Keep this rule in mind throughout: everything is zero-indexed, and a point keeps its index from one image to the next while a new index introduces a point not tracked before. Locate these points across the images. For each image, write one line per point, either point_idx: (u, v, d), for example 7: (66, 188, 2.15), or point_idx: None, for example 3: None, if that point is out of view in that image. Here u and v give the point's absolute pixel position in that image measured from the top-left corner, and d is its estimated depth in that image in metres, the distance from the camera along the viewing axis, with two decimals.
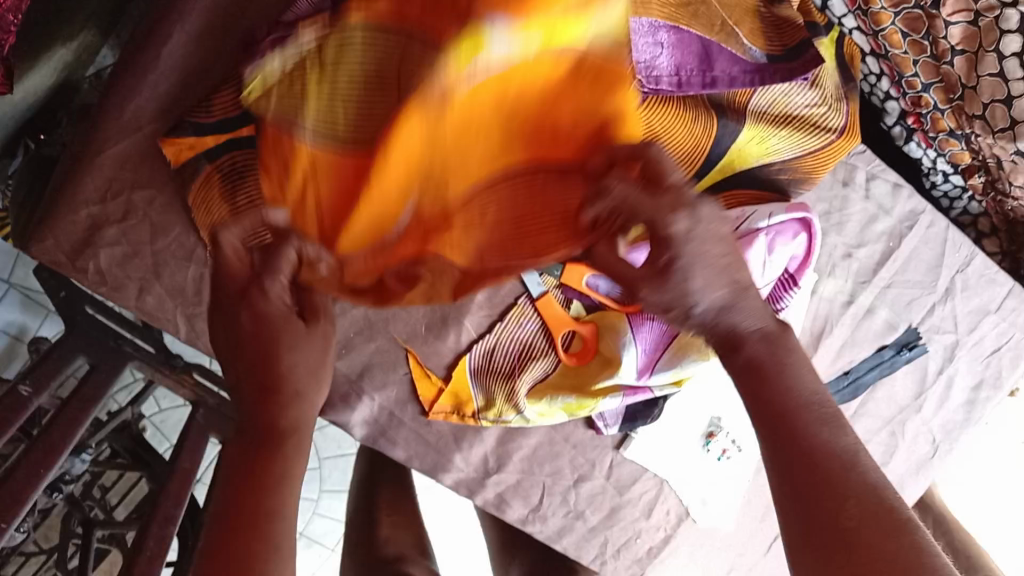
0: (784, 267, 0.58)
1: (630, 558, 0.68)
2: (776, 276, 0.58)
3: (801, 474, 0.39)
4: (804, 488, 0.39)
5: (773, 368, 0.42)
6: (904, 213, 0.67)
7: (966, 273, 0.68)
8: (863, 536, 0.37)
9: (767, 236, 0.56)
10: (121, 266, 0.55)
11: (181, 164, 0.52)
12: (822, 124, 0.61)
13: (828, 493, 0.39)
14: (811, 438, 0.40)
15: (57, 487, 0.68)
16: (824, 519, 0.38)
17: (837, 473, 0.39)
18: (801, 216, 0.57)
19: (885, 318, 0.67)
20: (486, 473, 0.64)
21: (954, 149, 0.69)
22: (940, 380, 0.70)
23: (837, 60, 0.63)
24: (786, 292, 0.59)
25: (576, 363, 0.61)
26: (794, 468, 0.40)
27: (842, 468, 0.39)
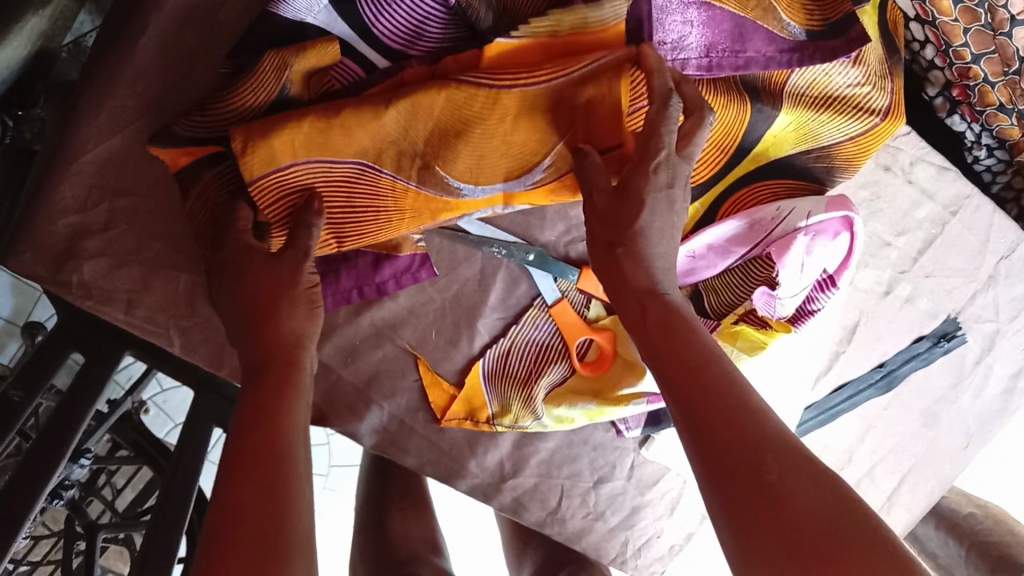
0: (822, 270, 0.54)
1: (652, 556, 0.66)
2: (813, 279, 0.54)
3: (717, 429, 0.36)
4: (721, 450, 0.36)
5: (682, 325, 0.41)
6: (949, 199, 0.62)
7: (1011, 259, 0.64)
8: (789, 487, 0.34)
9: (806, 237, 0.52)
10: (107, 278, 0.51)
11: (177, 169, 0.48)
12: (864, 109, 0.54)
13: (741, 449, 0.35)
14: (718, 384, 0.38)
15: (56, 494, 0.65)
16: (742, 479, 0.35)
17: (747, 420, 0.36)
18: (843, 214, 0.52)
19: (923, 308, 0.63)
20: (502, 477, 0.61)
21: (1004, 124, 0.63)
22: (977, 371, 0.66)
23: (881, 30, 0.56)
24: (822, 293, 0.55)
25: (593, 371, 0.58)
26: (711, 429, 0.36)
27: (756, 420, 0.36)
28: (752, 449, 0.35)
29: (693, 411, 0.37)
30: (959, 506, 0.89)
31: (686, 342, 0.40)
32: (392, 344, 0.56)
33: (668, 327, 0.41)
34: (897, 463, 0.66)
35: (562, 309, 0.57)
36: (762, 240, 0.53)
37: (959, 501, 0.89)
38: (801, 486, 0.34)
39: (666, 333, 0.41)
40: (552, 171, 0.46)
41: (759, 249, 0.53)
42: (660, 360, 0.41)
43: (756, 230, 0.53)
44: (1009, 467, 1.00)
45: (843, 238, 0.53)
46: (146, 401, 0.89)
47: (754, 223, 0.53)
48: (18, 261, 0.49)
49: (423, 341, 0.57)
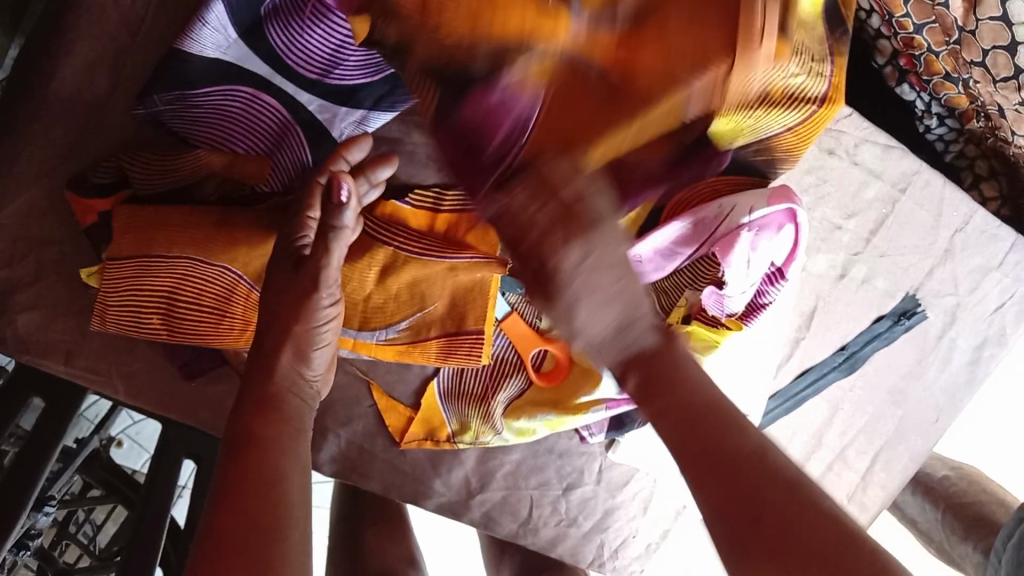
0: (769, 264, 0.53)
1: (630, 556, 0.66)
2: (762, 273, 0.53)
3: (726, 483, 0.31)
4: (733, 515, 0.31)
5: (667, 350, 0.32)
6: (897, 176, 0.61)
7: (965, 232, 0.63)
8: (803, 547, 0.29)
9: (749, 232, 0.51)
10: (43, 330, 0.49)
11: (88, 224, 0.47)
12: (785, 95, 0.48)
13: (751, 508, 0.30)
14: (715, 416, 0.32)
15: (21, 545, 0.63)
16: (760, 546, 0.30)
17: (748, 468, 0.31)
18: (787, 207, 0.50)
19: (882, 287, 0.63)
20: (469, 494, 0.60)
21: (951, 93, 0.62)
22: (941, 345, 0.65)
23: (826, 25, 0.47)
24: (772, 286, 0.54)
25: (551, 382, 0.57)
26: (716, 478, 0.31)
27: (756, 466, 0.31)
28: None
29: (689, 442, 0.32)
30: (934, 470, 0.89)
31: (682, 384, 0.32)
32: (344, 372, 0.56)
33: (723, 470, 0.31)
34: (869, 443, 0.66)
35: (513, 323, 0.56)
36: (706, 239, 0.52)
37: (934, 465, 0.89)
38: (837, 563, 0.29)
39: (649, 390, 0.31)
40: (407, 333, 0.52)
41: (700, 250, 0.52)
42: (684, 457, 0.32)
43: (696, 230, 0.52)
44: (983, 426, 1.00)
45: (787, 231, 0.52)
46: (116, 436, 0.88)
47: (692, 224, 0.52)
48: None
49: (375, 366, 0.57)
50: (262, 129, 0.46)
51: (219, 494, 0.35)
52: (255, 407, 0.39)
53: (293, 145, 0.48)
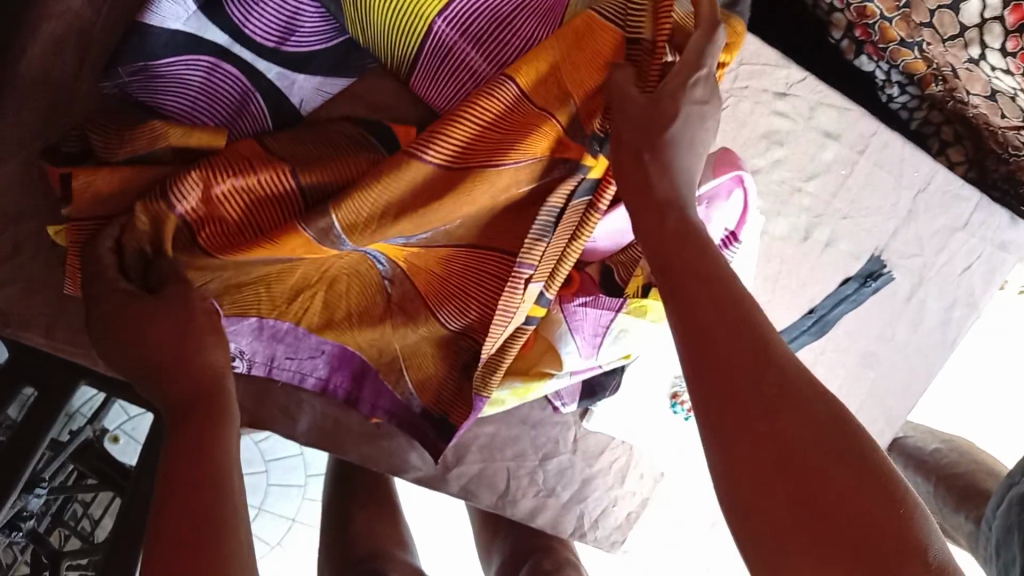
0: (723, 229, 0.53)
1: (610, 526, 0.66)
2: (718, 238, 0.53)
3: (728, 367, 0.32)
4: (733, 401, 0.31)
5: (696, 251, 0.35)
6: (855, 138, 0.63)
7: (928, 192, 0.64)
8: (797, 438, 0.30)
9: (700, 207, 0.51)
10: (24, 303, 0.51)
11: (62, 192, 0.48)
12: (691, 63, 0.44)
13: (759, 396, 0.31)
14: (736, 328, 0.33)
15: (14, 526, 0.65)
16: (755, 426, 0.31)
17: (753, 357, 0.32)
18: (734, 175, 0.51)
19: (846, 250, 0.64)
20: (446, 467, 0.62)
21: (908, 59, 0.63)
22: (910, 306, 0.66)
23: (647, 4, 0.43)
24: (728, 249, 0.55)
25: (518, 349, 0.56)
26: (721, 365, 0.32)
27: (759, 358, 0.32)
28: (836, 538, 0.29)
29: (700, 336, 0.33)
30: (926, 444, 0.88)
31: (715, 311, 0.33)
32: None
33: (720, 353, 0.32)
34: None
35: None
36: None
37: (925, 439, 0.88)
38: (831, 454, 0.30)
39: (640, 210, 0.38)
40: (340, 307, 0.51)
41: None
42: (685, 327, 0.34)
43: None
44: (970, 400, 1.00)
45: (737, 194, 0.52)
46: (111, 430, 0.89)
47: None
48: None
49: None
50: (224, 98, 0.49)
51: (164, 500, 0.35)
52: (192, 397, 0.40)
53: (255, 113, 0.50)
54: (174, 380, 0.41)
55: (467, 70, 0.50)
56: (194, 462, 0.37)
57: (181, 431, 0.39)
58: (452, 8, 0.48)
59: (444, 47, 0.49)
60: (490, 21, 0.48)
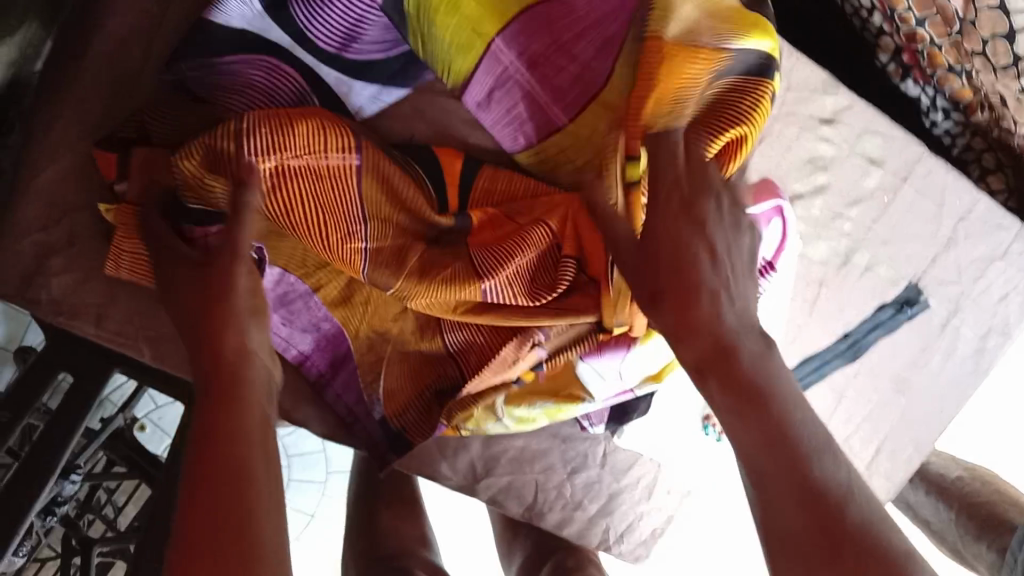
0: (760, 258, 0.52)
1: (635, 541, 0.66)
2: (755, 267, 0.52)
3: (781, 449, 0.35)
4: (788, 483, 0.34)
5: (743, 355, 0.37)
6: (899, 165, 0.63)
7: (969, 221, 0.65)
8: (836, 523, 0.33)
9: None
10: (75, 292, 0.52)
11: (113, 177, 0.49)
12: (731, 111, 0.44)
13: (809, 493, 0.34)
14: (787, 429, 0.35)
15: (50, 511, 0.66)
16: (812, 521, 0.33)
17: (798, 448, 0.35)
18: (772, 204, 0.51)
19: (885, 275, 0.64)
20: (475, 479, 0.62)
21: (954, 85, 0.64)
22: (945, 333, 0.66)
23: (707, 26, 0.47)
24: (764, 279, 0.54)
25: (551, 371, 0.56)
26: (775, 452, 0.35)
27: (807, 452, 0.35)
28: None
29: (750, 421, 0.35)
30: (949, 470, 0.88)
31: (771, 409, 0.35)
32: None
33: (785, 472, 0.34)
34: (874, 431, 0.66)
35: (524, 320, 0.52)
36: None
37: (948, 466, 0.88)
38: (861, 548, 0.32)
39: (683, 301, 0.38)
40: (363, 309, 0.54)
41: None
42: (740, 427, 0.36)
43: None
44: (994, 428, 1.00)
45: (774, 225, 0.49)
46: (139, 418, 0.90)
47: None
48: None
49: None
50: (282, 96, 0.50)
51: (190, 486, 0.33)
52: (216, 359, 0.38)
53: None
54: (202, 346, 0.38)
55: (519, 91, 0.50)
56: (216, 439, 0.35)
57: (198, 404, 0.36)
58: (514, 27, 0.49)
59: (499, 66, 0.50)
60: (550, 43, 0.49)
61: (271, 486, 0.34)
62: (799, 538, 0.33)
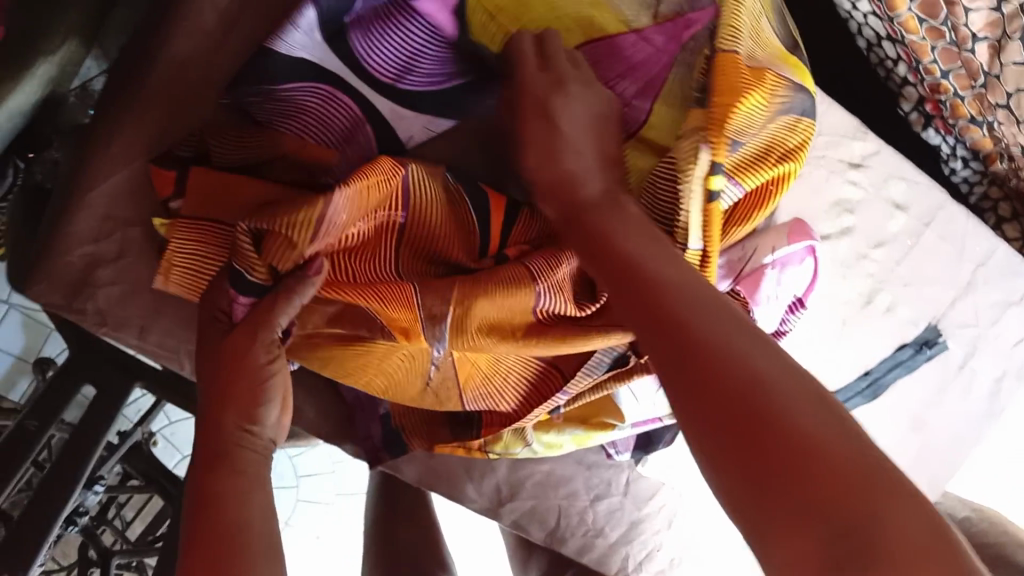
0: (792, 295, 0.54)
1: (653, 569, 0.67)
2: (786, 302, 0.54)
3: (698, 375, 0.32)
4: (705, 405, 0.32)
5: (634, 265, 0.38)
6: (922, 211, 0.64)
7: (987, 267, 0.66)
8: (762, 425, 0.30)
9: (774, 270, 0.52)
10: (120, 305, 0.53)
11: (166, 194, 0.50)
12: (784, 147, 0.48)
13: (730, 408, 0.31)
14: (705, 350, 0.33)
15: (71, 521, 0.66)
16: (731, 431, 0.31)
17: (723, 361, 0.32)
18: (806, 242, 0.52)
19: (906, 316, 0.65)
20: (499, 501, 0.62)
21: (975, 135, 0.66)
22: (962, 375, 0.68)
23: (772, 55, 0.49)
24: (792, 315, 0.55)
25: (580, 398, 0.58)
26: (693, 382, 0.32)
27: (724, 360, 0.32)
28: (732, 393, 0.31)
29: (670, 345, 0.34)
30: (956, 511, 0.89)
31: (684, 328, 0.34)
32: None
33: (702, 382, 0.32)
34: None
35: None
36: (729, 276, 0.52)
37: (955, 507, 0.89)
38: (790, 411, 0.30)
39: (587, 241, 0.41)
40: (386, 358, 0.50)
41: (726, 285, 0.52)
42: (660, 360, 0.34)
43: (725, 269, 0.52)
44: None
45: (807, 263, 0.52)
46: (153, 433, 0.90)
47: (722, 260, 0.52)
48: (35, 291, 0.51)
49: None
50: (335, 121, 0.50)
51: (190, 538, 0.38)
52: (224, 395, 0.43)
53: (361, 141, 0.52)
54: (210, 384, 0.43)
55: None
56: (212, 481, 0.40)
57: (210, 436, 0.42)
58: None
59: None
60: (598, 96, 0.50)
61: (268, 533, 0.39)
62: (689, 393, 0.32)
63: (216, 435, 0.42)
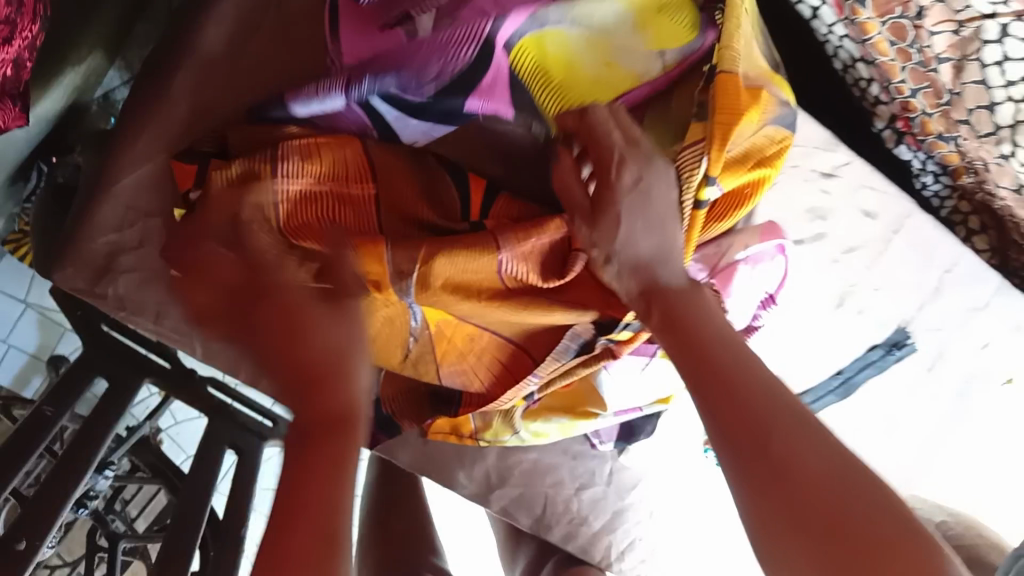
0: (762, 291, 0.59)
1: (636, 558, 0.70)
2: (757, 300, 0.59)
3: (761, 446, 0.39)
4: (764, 472, 0.39)
5: (698, 331, 0.45)
6: (891, 219, 0.67)
7: (954, 273, 0.68)
8: (820, 495, 0.37)
9: (746, 266, 0.56)
10: (139, 291, 0.57)
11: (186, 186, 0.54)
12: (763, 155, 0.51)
13: (790, 479, 0.38)
14: (767, 426, 0.40)
15: (82, 503, 0.70)
16: (790, 498, 0.38)
17: (783, 437, 0.39)
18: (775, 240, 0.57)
19: (874, 320, 0.69)
20: (488, 487, 0.66)
21: (943, 151, 0.70)
22: (930, 377, 0.72)
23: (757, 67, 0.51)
24: (764, 309, 0.60)
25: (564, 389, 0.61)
26: (755, 450, 0.40)
27: (782, 436, 0.39)
28: (804, 491, 0.38)
29: (731, 411, 0.41)
30: None
31: (748, 400, 0.41)
32: None
33: (765, 451, 0.39)
34: None
35: None
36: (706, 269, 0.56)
37: None
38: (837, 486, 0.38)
39: (657, 299, 0.46)
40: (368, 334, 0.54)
41: (704, 276, 0.55)
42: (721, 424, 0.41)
43: (701, 264, 0.55)
44: None
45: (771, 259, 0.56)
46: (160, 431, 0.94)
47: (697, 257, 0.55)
48: (60, 275, 0.55)
49: None
50: (345, 124, 0.52)
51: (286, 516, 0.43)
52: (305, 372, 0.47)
53: None
54: (286, 361, 0.47)
55: None
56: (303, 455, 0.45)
57: (301, 410, 0.47)
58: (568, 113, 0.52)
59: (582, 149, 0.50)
60: None
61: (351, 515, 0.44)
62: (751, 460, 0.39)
63: (309, 415, 0.46)
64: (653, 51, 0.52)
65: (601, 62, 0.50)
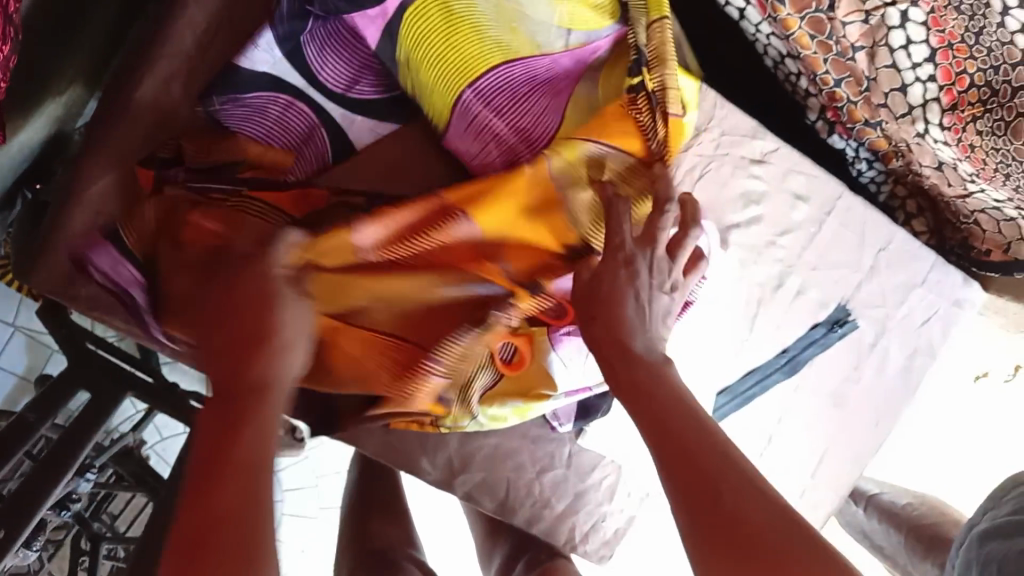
0: None
1: (599, 541, 0.73)
2: None
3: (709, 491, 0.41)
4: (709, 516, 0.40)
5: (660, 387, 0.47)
6: (822, 202, 0.73)
7: (889, 251, 0.74)
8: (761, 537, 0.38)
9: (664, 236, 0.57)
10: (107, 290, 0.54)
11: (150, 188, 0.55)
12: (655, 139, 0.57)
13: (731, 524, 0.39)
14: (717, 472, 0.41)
15: (64, 505, 0.73)
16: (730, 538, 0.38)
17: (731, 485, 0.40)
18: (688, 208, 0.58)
19: (815, 298, 0.73)
20: (452, 473, 0.68)
21: (871, 137, 0.76)
22: (874, 353, 0.74)
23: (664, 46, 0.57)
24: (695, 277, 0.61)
25: (517, 369, 0.60)
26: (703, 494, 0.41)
27: (732, 483, 0.41)
28: (745, 533, 0.38)
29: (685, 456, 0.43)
30: (899, 499, 0.94)
31: (701, 451, 0.42)
32: None
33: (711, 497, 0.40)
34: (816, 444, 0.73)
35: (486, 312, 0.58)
36: None
37: (898, 495, 0.94)
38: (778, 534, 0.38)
39: (621, 353, 0.50)
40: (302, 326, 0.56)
41: None
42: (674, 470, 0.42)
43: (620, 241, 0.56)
44: (922, 458, 1.11)
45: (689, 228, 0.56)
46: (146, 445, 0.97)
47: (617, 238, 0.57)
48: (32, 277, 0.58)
49: None
50: (293, 124, 0.60)
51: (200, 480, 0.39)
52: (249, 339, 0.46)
53: (318, 142, 0.61)
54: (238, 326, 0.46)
55: (488, 132, 0.59)
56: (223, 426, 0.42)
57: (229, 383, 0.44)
58: (482, 82, 0.58)
59: (468, 115, 0.59)
60: (508, 95, 0.59)
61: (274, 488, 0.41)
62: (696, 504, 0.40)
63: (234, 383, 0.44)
64: (562, 28, 0.60)
65: (509, 27, 0.60)
